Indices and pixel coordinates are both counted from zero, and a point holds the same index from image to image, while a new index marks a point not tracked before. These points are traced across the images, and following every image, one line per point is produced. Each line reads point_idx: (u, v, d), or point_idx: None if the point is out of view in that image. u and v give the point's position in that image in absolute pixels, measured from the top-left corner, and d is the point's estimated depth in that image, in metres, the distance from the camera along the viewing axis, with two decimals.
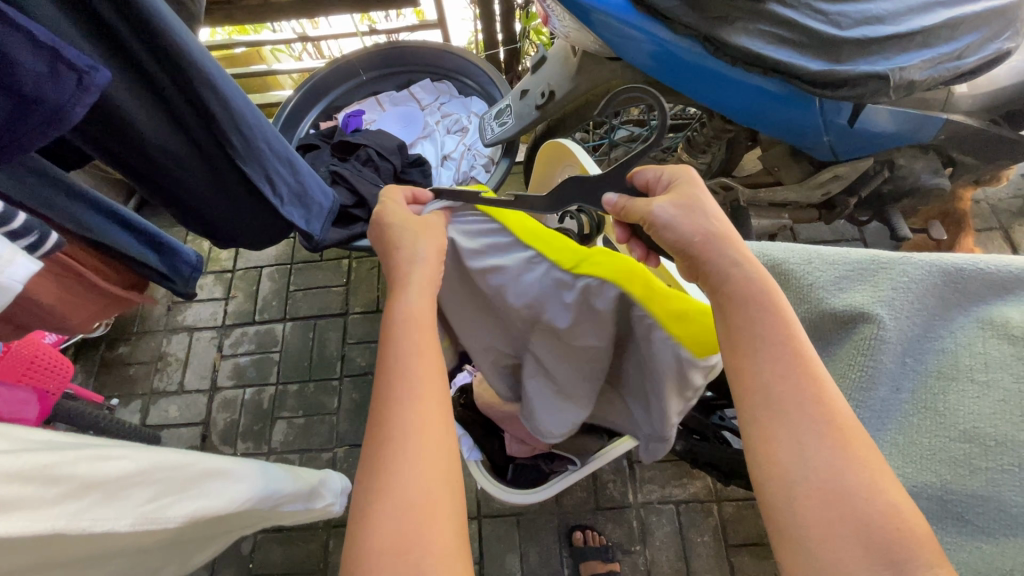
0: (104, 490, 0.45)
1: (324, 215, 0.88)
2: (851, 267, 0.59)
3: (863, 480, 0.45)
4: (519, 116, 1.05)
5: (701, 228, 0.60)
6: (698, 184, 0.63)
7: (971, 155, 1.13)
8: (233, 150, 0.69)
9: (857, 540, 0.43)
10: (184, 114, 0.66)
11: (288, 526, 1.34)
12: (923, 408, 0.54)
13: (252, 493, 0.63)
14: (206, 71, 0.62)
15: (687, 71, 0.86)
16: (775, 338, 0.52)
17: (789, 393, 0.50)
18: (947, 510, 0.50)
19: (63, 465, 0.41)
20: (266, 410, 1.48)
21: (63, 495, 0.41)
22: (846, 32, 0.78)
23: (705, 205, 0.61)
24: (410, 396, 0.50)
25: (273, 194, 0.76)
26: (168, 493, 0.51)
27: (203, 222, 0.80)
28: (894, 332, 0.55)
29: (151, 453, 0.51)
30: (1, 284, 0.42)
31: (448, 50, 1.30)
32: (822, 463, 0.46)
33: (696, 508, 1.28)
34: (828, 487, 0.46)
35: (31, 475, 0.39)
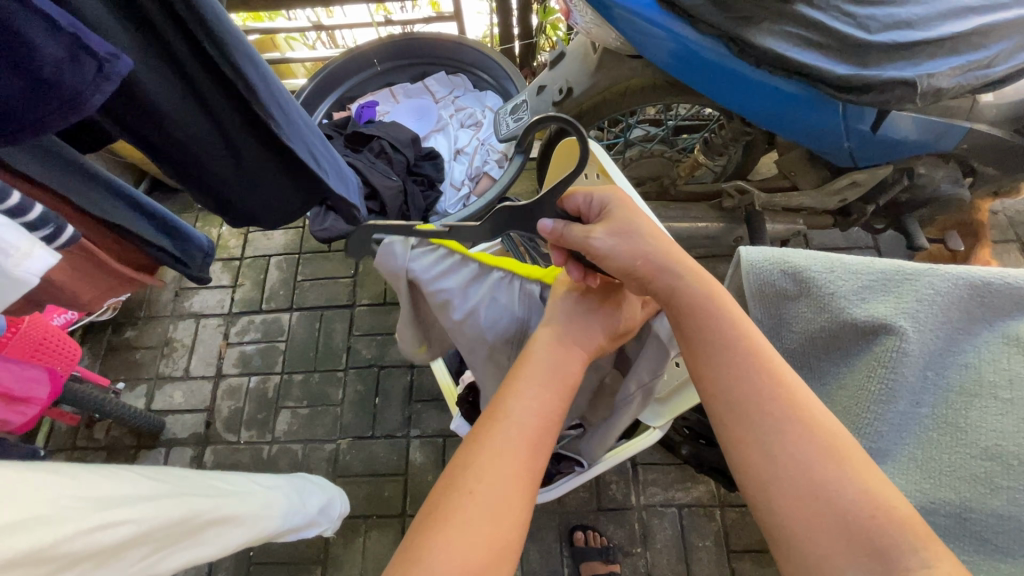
0: (100, 557, 0.51)
1: (354, 189, 0.89)
2: (874, 277, 0.58)
3: (839, 472, 0.44)
4: (535, 111, 1.03)
5: (641, 252, 0.59)
6: (629, 205, 0.62)
7: (993, 166, 1.11)
8: (278, 126, 0.67)
9: (837, 532, 0.42)
10: (212, 98, 0.64)
11: None
12: (943, 423, 0.53)
13: (235, 538, 0.72)
14: (244, 43, 0.60)
15: (711, 70, 0.84)
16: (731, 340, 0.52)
17: (750, 395, 0.49)
18: (966, 528, 0.49)
19: (66, 543, 0.46)
20: (270, 399, 1.48)
21: (59, 569, 0.46)
22: (875, 36, 0.77)
23: (642, 229, 0.60)
24: (519, 434, 0.52)
25: (320, 169, 0.77)
26: (158, 548, 0.59)
27: (231, 207, 0.78)
28: (914, 345, 0.54)
29: (152, 512, 0.57)
30: (18, 278, 0.45)
31: (464, 41, 1.28)
32: (795, 461, 0.46)
33: (699, 512, 1.28)
34: (804, 483, 0.45)
35: (40, 556, 0.44)
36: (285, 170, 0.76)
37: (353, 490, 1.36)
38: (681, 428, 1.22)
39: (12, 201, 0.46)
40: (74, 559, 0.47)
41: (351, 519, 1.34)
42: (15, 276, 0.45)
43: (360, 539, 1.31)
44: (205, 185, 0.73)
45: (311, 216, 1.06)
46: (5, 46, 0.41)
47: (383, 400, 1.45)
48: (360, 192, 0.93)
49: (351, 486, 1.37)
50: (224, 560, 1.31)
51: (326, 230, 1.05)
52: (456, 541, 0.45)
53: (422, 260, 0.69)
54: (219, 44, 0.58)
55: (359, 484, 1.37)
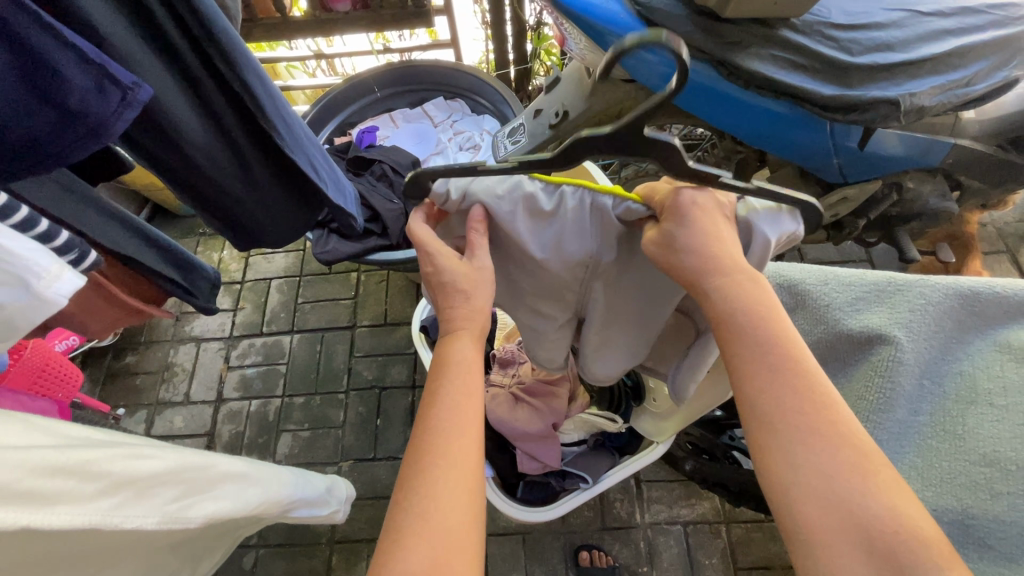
0: (135, 488, 0.46)
1: (351, 200, 0.89)
2: (867, 289, 0.60)
3: (864, 487, 0.45)
4: (532, 135, 1.06)
5: (699, 256, 0.55)
6: (680, 214, 0.56)
7: (979, 179, 1.15)
8: (282, 140, 0.67)
9: (857, 545, 0.43)
10: (231, 127, 0.66)
11: (290, 541, 1.33)
12: (941, 431, 0.54)
13: (264, 495, 0.64)
14: (255, 63, 0.61)
15: (701, 92, 0.87)
16: (765, 344, 0.51)
17: (774, 400, 0.49)
18: (969, 535, 0.50)
19: (102, 461, 0.43)
20: (271, 422, 1.47)
21: (104, 491, 0.43)
22: (857, 58, 0.79)
23: (680, 240, 0.56)
24: (454, 441, 0.50)
25: (319, 179, 0.76)
26: (190, 493, 0.52)
27: (245, 231, 0.78)
28: (910, 354, 0.56)
29: (172, 454, 0.52)
30: (46, 298, 0.42)
31: (462, 67, 1.31)
32: (820, 468, 0.46)
33: (704, 529, 1.27)
34: (827, 492, 0.45)
35: (73, 469, 0.40)
36: (294, 189, 0.77)
37: (354, 514, 1.35)
38: (684, 444, 1.22)
39: (41, 229, 0.46)
40: (104, 482, 0.43)
41: (352, 543, 1.32)
42: (43, 297, 0.42)
43: (363, 563, 1.30)
44: (222, 210, 0.73)
45: (313, 239, 1.07)
46: (32, 76, 0.41)
47: (384, 422, 1.45)
48: (360, 205, 0.93)
49: (351, 509, 1.36)
50: None
51: (328, 252, 1.05)
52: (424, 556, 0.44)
53: (490, 181, 0.61)
54: (231, 64, 0.58)
55: (360, 507, 1.36)
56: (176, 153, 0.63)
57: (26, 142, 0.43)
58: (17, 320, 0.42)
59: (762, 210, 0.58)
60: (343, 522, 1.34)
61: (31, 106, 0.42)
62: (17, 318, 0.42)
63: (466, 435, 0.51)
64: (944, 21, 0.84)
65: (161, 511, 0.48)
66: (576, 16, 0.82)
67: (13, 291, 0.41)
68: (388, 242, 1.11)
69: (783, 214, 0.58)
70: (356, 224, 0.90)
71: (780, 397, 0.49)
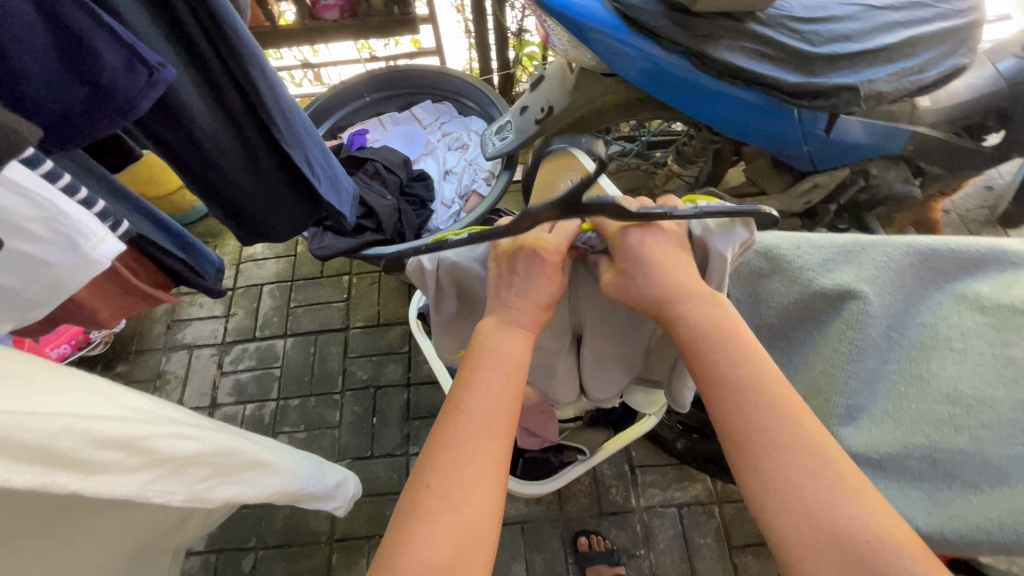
0: (172, 466, 0.46)
1: (349, 199, 0.91)
2: (836, 249, 0.64)
3: (830, 487, 0.49)
4: (519, 131, 1.12)
5: (659, 288, 0.61)
6: (633, 253, 0.62)
7: (938, 166, 1.22)
8: (280, 133, 0.70)
9: (823, 543, 0.48)
10: (240, 116, 0.68)
11: (290, 542, 1.33)
12: (909, 376, 0.59)
13: (280, 484, 0.64)
14: (263, 61, 0.64)
15: (677, 83, 0.92)
16: (730, 363, 0.57)
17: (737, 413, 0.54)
18: (938, 468, 0.55)
19: (150, 437, 0.43)
20: (267, 424, 1.48)
21: (145, 465, 0.43)
22: (819, 48, 0.86)
23: (637, 277, 0.62)
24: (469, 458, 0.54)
25: (313, 175, 0.78)
26: (217, 475, 0.52)
27: (243, 220, 0.81)
28: (876, 307, 0.60)
29: (212, 436, 0.52)
30: (92, 258, 0.50)
31: (448, 70, 1.36)
32: (788, 475, 0.51)
33: (698, 510, 1.30)
34: (794, 498, 0.50)
35: (120, 443, 0.41)
36: (293, 183, 0.80)
37: (354, 511, 1.36)
38: (675, 425, 1.26)
39: (81, 195, 0.49)
40: (145, 459, 0.43)
41: (353, 540, 1.33)
42: (89, 257, 0.50)
43: (363, 560, 1.31)
44: (223, 195, 0.75)
45: (308, 236, 1.10)
46: (72, 53, 0.45)
47: (381, 420, 1.47)
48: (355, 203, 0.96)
49: (351, 507, 1.36)
50: None
51: (324, 247, 1.09)
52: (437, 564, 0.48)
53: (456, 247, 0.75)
54: (238, 56, 0.61)
55: (359, 504, 1.37)
56: (185, 139, 0.66)
57: (60, 116, 0.46)
58: (67, 278, 0.50)
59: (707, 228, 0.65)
60: (343, 520, 1.35)
61: (68, 84, 0.46)
62: (65, 276, 0.49)
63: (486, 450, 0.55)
64: (896, 14, 0.90)
65: (190, 487, 0.48)
66: (560, 16, 0.88)
67: (64, 251, 0.48)
68: (383, 237, 1.13)
69: (735, 229, 0.62)
70: (349, 222, 0.93)
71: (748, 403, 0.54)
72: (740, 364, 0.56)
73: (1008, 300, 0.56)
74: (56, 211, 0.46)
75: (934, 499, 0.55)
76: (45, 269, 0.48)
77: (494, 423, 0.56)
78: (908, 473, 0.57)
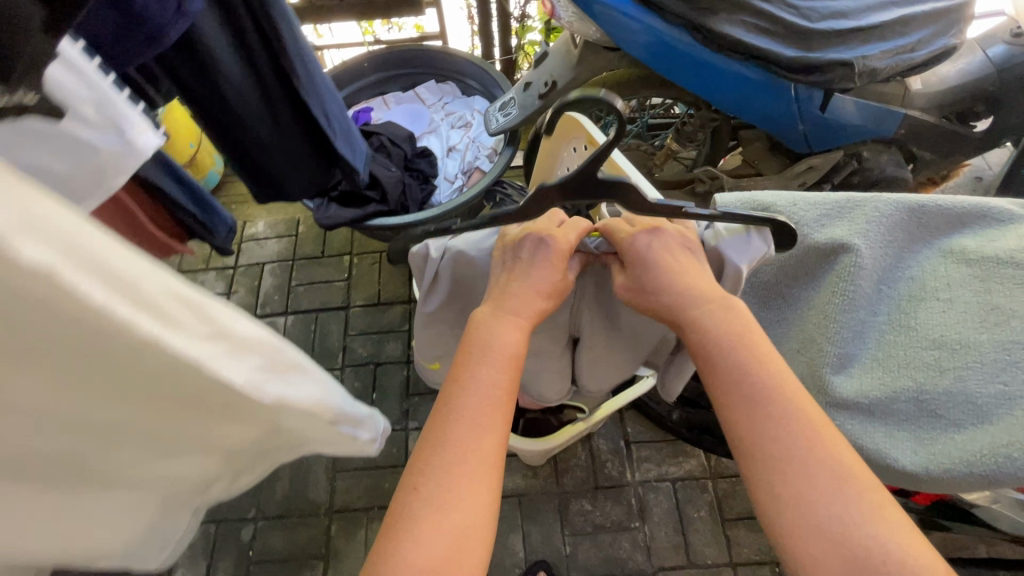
0: (259, 355, 0.37)
1: (365, 158, 0.92)
2: (831, 206, 0.65)
3: (837, 496, 0.49)
4: (522, 107, 1.14)
5: (671, 287, 0.62)
6: (646, 260, 0.64)
7: (929, 150, 1.26)
8: (298, 82, 0.71)
9: (832, 540, 0.47)
10: (260, 62, 0.69)
11: (290, 513, 1.35)
12: (897, 325, 0.61)
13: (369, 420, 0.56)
14: (283, 5, 0.66)
15: (679, 57, 0.96)
16: (740, 363, 0.56)
17: (741, 412, 0.54)
18: (924, 409, 0.58)
19: (222, 305, 0.35)
20: None
21: (224, 341, 0.34)
22: (816, 24, 0.89)
23: (649, 282, 0.63)
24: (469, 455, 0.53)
25: (329, 128, 0.79)
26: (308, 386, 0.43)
27: (257, 172, 0.82)
28: (867, 259, 0.62)
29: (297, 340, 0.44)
30: (137, 147, 0.43)
31: (451, 50, 1.38)
32: (797, 479, 0.50)
33: (692, 484, 1.33)
34: (799, 504, 0.49)
35: (189, 300, 0.32)
36: (308, 138, 0.81)
37: (353, 484, 1.38)
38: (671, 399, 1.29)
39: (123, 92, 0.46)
40: (227, 342, 0.34)
41: (352, 511, 1.35)
42: (134, 145, 0.43)
43: (362, 531, 1.33)
44: (238, 146, 0.77)
45: (314, 207, 1.12)
46: None
47: (380, 396, 1.49)
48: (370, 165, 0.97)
49: (350, 480, 1.38)
50: (224, 561, 1.31)
51: (330, 217, 1.10)
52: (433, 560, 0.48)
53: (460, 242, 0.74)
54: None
55: (358, 477, 1.39)
56: (206, 86, 0.67)
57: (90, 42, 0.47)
58: (111, 169, 0.43)
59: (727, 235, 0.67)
60: (342, 492, 1.37)
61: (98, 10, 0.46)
62: (109, 166, 0.43)
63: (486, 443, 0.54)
64: None
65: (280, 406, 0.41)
66: None
67: (108, 135, 0.42)
68: (388, 207, 1.16)
69: (751, 236, 0.64)
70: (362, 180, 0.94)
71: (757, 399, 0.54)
72: (749, 367, 0.56)
73: (993, 252, 0.59)
74: (105, 92, 0.41)
75: (919, 439, 0.58)
76: (90, 153, 0.42)
77: (490, 420, 0.55)
78: (896, 416, 0.59)
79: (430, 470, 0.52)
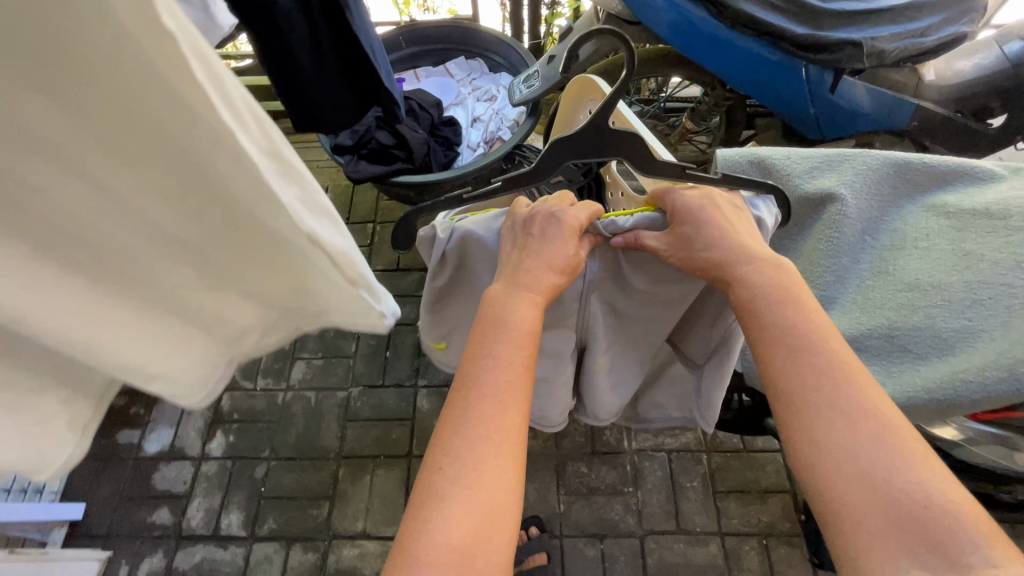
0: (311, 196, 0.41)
1: None
2: (822, 160, 0.70)
3: (889, 460, 0.49)
4: (545, 79, 1.19)
5: (722, 247, 0.60)
6: (695, 216, 0.62)
7: (941, 144, 1.28)
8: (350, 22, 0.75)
9: (887, 521, 0.47)
10: None
11: (301, 455, 1.43)
12: (877, 272, 0.66)
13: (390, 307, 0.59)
14: None
15: (698, 34, 1.03)
16: (790, 326, 0.56)
17: (794, 383, 0.54)
18: (894, 345, 0.62)
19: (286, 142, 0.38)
20: (287, 350, 1.58)
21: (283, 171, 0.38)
22: (827, 4, 0.95)
23: (700, 235, 0.60)
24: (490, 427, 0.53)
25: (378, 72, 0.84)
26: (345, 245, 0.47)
27: None
28: (852, 209, 0.67)
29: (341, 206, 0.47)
30: None
31: (479, 27, 1.45)
32: (846, 463, 0.50)
33: (686, 456, 1.37)
34: (855, 470, 0.49)
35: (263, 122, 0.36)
36: None
37: (362, 433, 1.45)
38: None
39: None
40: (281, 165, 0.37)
41: (360, 458, 1.42)
42: None
43: (368, 476, 1.40)
44: None
45: (345, 162, 1.21)
46: None
47: (393, 354, 1.56)
48: None
49: (360, 429, 1.46)
50: (236, 494, 1.40)
51: (359, 171, 1.19)
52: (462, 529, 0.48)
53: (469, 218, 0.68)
54: None
55: (368, 427, 1.46)
56: None
57: None
58: None
59: (748, 197, 0.68)
60: (352, 440, 1.45)
61: None
62: None
63: (506, 410, 0.54)
64: None
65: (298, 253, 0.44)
66: None
67: None
68: (412, 165, 1.24)
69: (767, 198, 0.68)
70: None
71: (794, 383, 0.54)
72: (799, 333, 0.56)
73: (970, 205, 0.63)
74: None
75: (886, 371, 0.63)
76: None
77: (512, 397, 0.54)
78: (867, 351, 0.64)
79: (454, 449, 0.51)
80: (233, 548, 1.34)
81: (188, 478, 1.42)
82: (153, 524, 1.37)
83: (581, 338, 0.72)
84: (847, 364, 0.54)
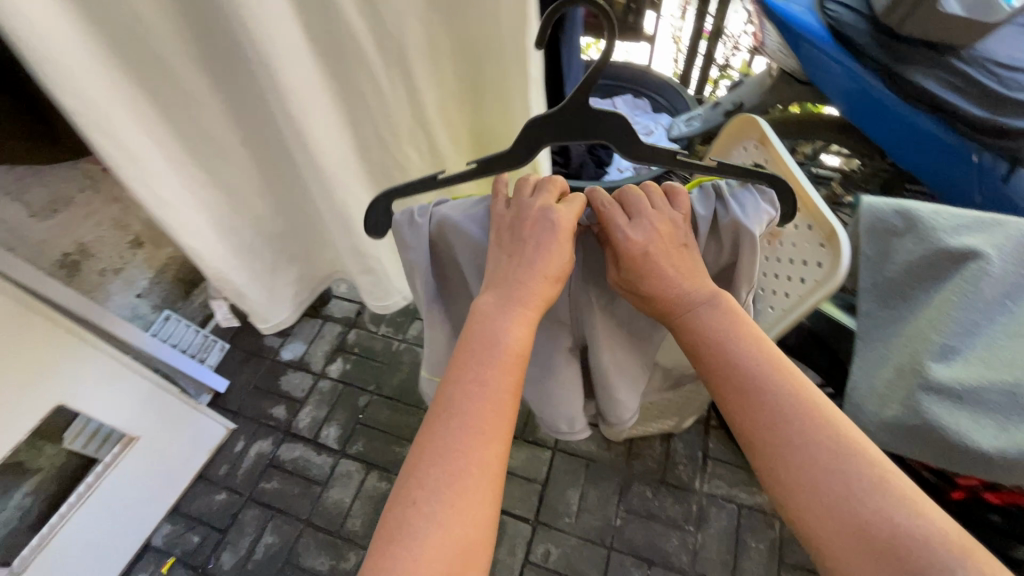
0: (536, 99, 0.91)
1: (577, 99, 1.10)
2: (972, 221, 0.74)
3: (859, 480, 0.52)
4: (706, 121, 1.37)
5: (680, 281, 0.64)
6: (661, 249, 0.63)
7: None
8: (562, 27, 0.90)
9: (862, 548, 0.50)
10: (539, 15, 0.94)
11: (399, 399, 1.62)
12: (1013, 333, 0.67)
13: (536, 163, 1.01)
14: None
15: (866, 98, 1.10)
16: (751, 361, 0.60)
17: (765, 415, 0.57)
18: (1018, 402, 0.64)
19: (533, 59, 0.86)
20: (411, 308, 1.79)
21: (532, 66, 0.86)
22: (1013, 93, 0.95)
23: (661, 271, 0.63)
24: (460, 452, 0.53)
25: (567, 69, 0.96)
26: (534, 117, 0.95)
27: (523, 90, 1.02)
28: (997, 269, 0.69)
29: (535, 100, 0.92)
30: None
31: (652, 71, 1.64)
32: (823, 491, 0.53)
33: (758, 516, 1.33)
34: (815, 507, 0.53)
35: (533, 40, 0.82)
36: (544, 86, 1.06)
37: None
38: None
39: None
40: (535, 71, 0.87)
41: None
42: None
43: None
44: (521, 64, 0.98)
45: None
46: None
47: None
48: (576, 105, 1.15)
49: None
50: (340, 413, 1.61)
51: None
52: (431, 551, 0.50)
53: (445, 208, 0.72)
54: None
55: None
56: None
57: None
58: None
59: (736, 204, 0.67)
60: None
61: None
62: None
63: (490, 426, 0.55)
64: None
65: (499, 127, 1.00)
66: (781, 24, 1.14)
67: None
68: (567, 171, 1.41)
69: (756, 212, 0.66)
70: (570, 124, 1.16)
71: (771, 412, 0.57)
72: (755, 362, 0.60)
73: None
74: None
75: (1004, 424, 0.64)
76: None
77: (495, 410, 0.56)
78: (987, 403, 0.65)
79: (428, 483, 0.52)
80: (324, 456, 1.54)
81: (306, 388, 1.67)
82: (271, 416, 1.62)
83: (580, 332, 0.78)
84: (795, 386, 0.58)
